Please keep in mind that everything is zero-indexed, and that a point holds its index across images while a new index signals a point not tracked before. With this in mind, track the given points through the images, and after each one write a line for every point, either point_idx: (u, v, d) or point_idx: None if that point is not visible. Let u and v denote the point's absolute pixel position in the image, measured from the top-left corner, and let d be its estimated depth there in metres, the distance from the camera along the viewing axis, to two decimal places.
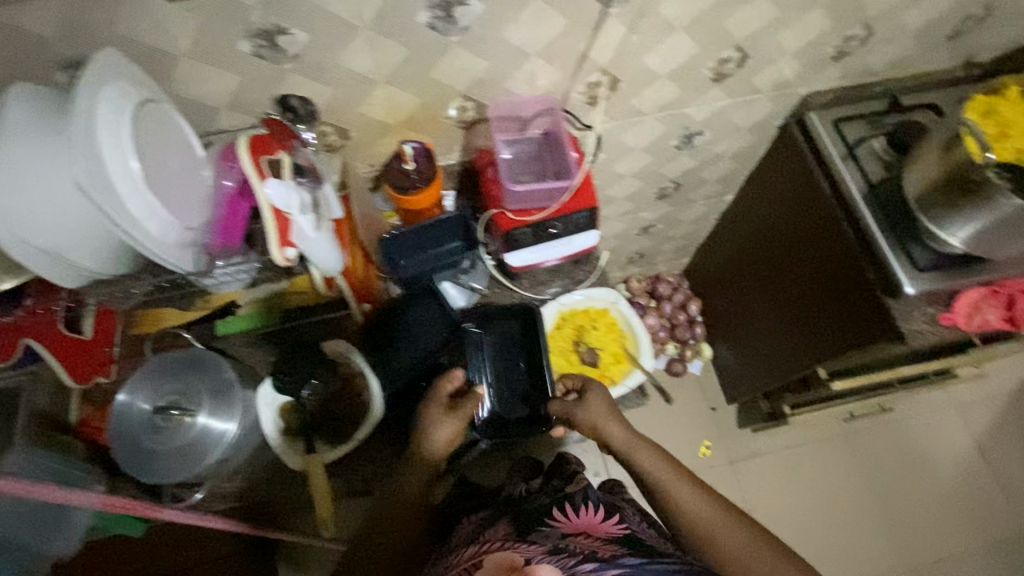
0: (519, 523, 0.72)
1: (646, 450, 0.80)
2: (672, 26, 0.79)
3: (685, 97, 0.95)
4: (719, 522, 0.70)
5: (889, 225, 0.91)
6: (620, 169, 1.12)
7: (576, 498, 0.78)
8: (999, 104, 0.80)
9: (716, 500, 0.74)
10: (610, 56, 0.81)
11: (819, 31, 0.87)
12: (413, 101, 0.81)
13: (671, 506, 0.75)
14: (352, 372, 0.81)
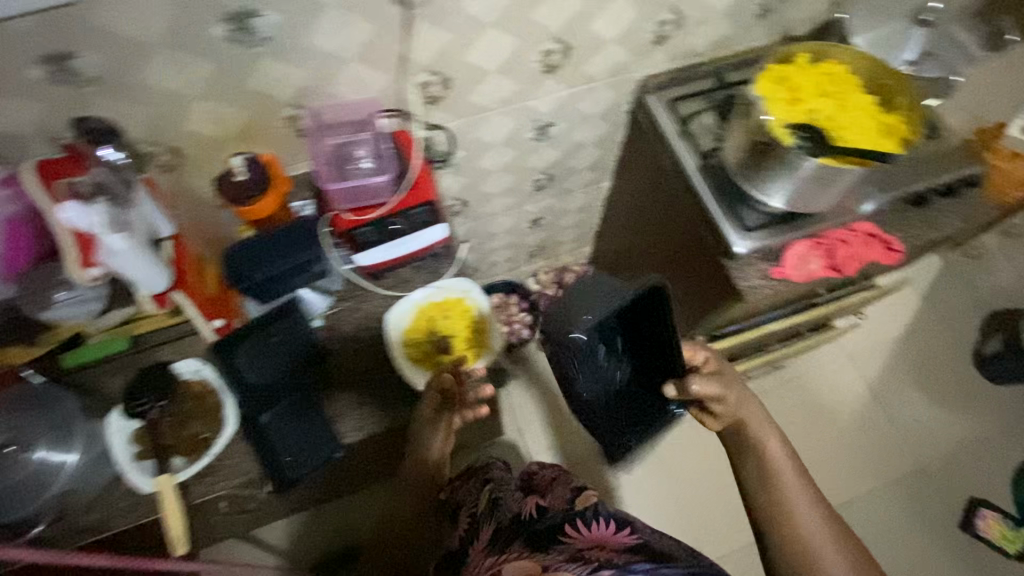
0: (523, 537, 0.66)
1: (772, 448, 0.76)
2: (480, 23, 0.83)
3: (523, 90, 1.00)
4: (823, 541, 0.67)
5: (720, 191, 0.97)
6: (485, 165, 1.16)
7: (587, 511, 0.66)
8: (791, 72, 0.87)
9: (832, 519, 0.69)
10: (432, 55, 0.85)
11: (630, 18, 0.93)
12: (240, 114, 0.82)
13: (779, 514, 0.70)
14: (205, 388, 0.85)
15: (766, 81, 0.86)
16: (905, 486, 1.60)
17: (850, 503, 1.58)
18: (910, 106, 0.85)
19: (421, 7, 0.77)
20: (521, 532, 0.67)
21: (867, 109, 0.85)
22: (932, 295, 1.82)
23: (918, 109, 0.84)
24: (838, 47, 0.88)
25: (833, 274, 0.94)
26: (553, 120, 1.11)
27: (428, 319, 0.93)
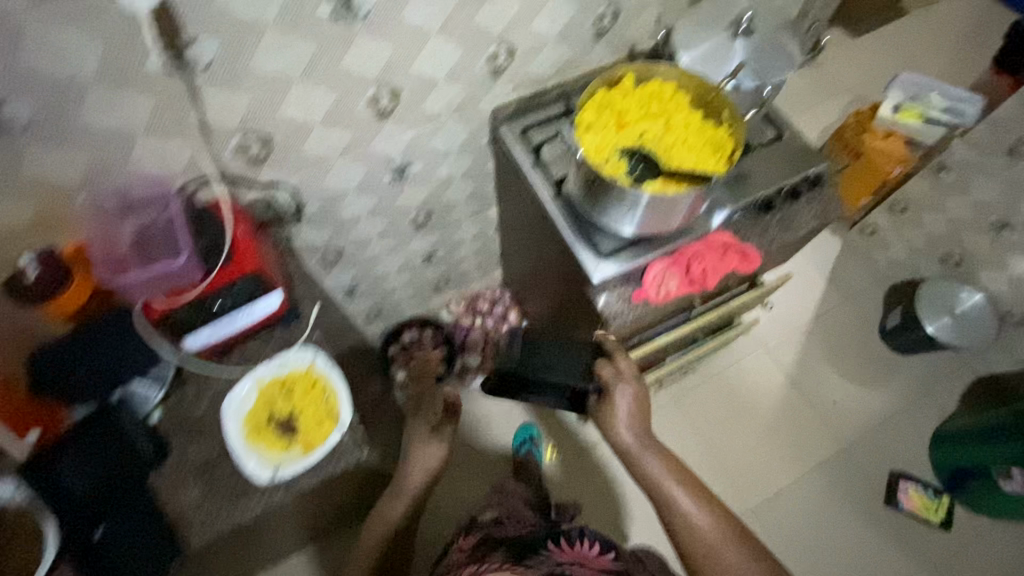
0: (516, 551, 0.94)
1: (660, 469, 0.90)
2: (281, 81, 0.78)
3: (361, 138, 0.95)
4: (716, 542, 0.81)
5: (574, 219, 0.95)
6: (348, 212, 1.11)
7: (567, 536, 0.99)
8: (610, 99, 0.86)
9: (716, 513, 0.85)
10: (237, 117, 0.79)
11: (455, 57, 0.90)
12: (27, 205, 0.74)
13: (680, 520, 0.84)
14: (22, 515, 0.72)
15: (584, 111, 0.85)
16: (832, 470, 1.62)
17: (779, 493, 1.59)
18: (728, 118, 0.84)
19: (202, 74, 0.71)
20: (527, 544, 0.97)
21: (687, 129, 0.85)
22: (837, 274, 1.86)
23: (739, 122, 0.83)
24: (656, 66, 0.87)
25: (691, 290, 0.94)
26: (408, 161, 1.07)
27: (270, 399, 0.82)
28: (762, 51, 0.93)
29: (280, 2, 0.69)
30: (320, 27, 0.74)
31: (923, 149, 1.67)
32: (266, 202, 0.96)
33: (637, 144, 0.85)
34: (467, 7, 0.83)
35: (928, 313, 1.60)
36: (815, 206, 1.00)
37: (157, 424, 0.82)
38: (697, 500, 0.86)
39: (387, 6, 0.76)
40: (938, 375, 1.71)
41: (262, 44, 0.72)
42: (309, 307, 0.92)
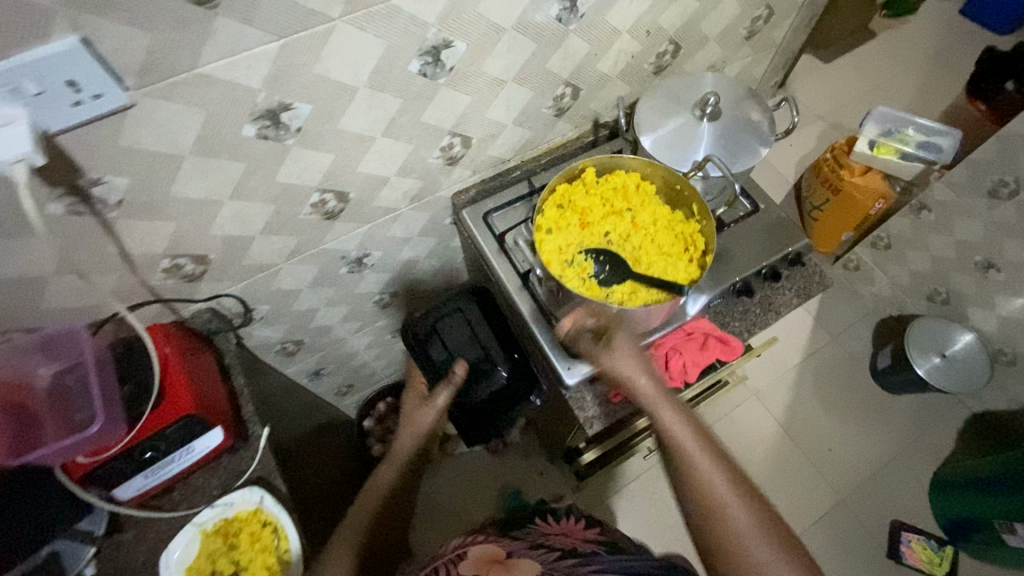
0: (507, 526, 0.86)
1: (683, 429, 0.67)
2: (210, 202, 0.71)
3: (309, 240, 0.88)
4: (753, 537, 0.58)
5: (542, 314, 0.89)
6: (305, 307, 1.04)
7: (557, 513, 0.90)
8: (569, 195, 0.81)
9: (753, 499, 0.62)
10: (163, 243, 0.72)
11: (405, 152, 0.83)
12: None
13: (703, 499, 0.62)
14: None
15: (542, 210, 0.80)
16: (830, 524, 1.56)
17: None
18: (700, 208, 0.79)
19: (115, 209, 0.64)
20: (513, 526, 0.87)
21: (653, 224, 0.80)
22: (826, 311, 1.82)
23: (708, 216, 0.78)
24: (618, 157, 0.82)
25: (670, 388, 0.89)
26: (365, 252, 1.00)
27: (213, 551, 0.74)
28: (730, 130, 0.87)
29: (197, 131, 0.62)
30: (247, 147, 0.67)
31: (902, 184, 1.63)
32: (208, 313, 0.88)
33: (600, 243, 0.80)
34: (411, 108, 0.76)
35: (918, 355, 1.55)
36: (796, 283, 0.95)
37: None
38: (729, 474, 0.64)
39: (318, 119, 0.69)
40: (931, 414, 1.66)
41: (181, 172, 0.65)
42: (259, 430, 0.84)
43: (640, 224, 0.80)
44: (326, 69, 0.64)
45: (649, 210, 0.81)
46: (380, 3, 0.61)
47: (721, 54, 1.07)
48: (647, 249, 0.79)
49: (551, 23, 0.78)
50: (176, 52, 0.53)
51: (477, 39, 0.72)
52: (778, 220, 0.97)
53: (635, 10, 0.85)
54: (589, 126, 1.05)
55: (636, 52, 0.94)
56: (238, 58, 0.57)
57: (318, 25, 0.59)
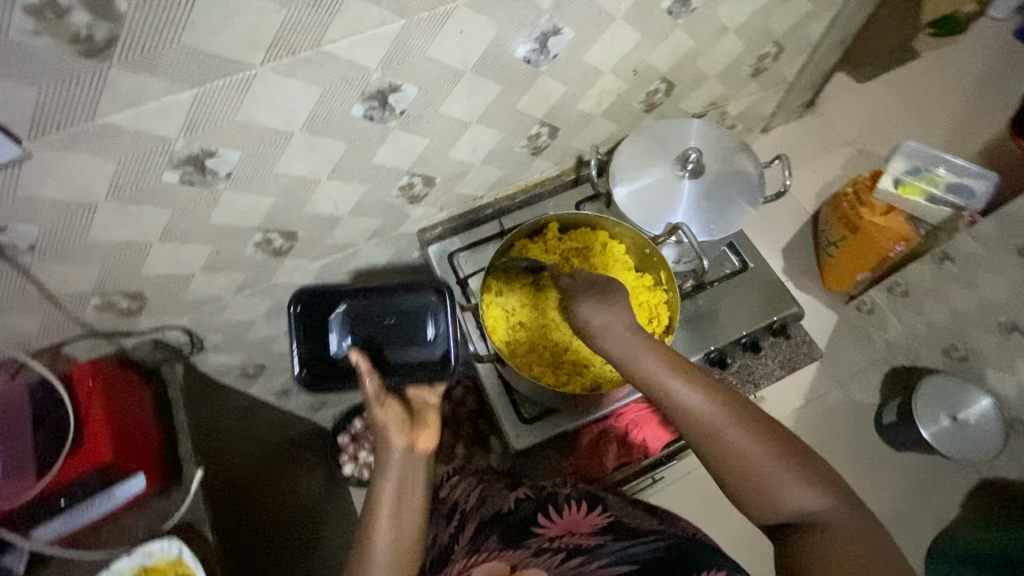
0: (507, 535, 0.70)
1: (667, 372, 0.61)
2: (138, 245, 0.67)
3: (258, 276, 0.84)
4: (758, 459, 0.56)
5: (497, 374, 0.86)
6: (261, 335, 1.00)
7: (559, 499, 0.75)
8: (527, 250, 0.81)
9: (749, 419, 0.58)
10: (90, 283, 0.69)
11: (358, 194, 0.78)
12: None
13: (702, 436, 0.58)
14: None
15: (497, 264, 0.81)
16: None
17: None
18: (668, 277, 0.79)
19: (29, 255, 0.61)
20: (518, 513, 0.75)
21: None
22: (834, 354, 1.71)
23: (675, 287, 0.78)
24: (584, 213, 0.81)
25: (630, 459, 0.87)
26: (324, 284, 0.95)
27: None
28: (714, 190, 0.81)
29: (110, 178, 0.57)
30: (171, 193, 0.62)
31: (927, 227, 1.43)
32: (153, 344, 0.85)
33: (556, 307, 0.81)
34: (358, 151, 0.70)
35: (926, 414, 1.44)
36: (781, 352, 0.91)
37: None
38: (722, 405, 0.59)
39: (248, 164, 0.64)
40: (938, 475, 1.51)
41: (99, 218, 0.61)
42: (194, 471, 0.80)
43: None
44: (251, 116, 0.58)
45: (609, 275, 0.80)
46: (308, 49, 0.55)
47: (722, 92, 1.00)
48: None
49: (518, 65, 0.70)
50: (69, 104, 0.49)
51: (429, 83, 0.66)
52: (770, 283, 0.90)
53: (619, 49, 0.77)
54: (572, 163, 0.98)
55: (621, 92, 0.86)
56: (145, 109, 0.52)
57: (235, 73, 0.53)
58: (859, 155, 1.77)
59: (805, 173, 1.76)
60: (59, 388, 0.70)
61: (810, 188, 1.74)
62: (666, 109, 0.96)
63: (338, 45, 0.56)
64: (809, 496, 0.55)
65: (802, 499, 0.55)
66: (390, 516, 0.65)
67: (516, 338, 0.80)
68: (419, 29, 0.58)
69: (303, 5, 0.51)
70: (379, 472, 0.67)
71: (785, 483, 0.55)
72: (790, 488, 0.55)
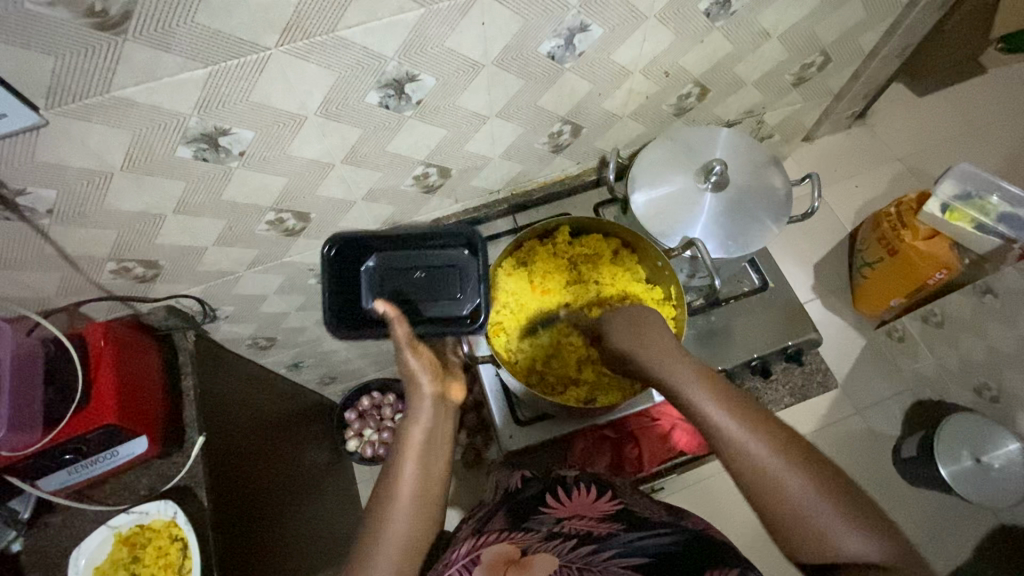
0: (514, 513, 0.71)
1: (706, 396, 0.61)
2: (151, 215, 0.68)
3: (270, 252, 0.85)
4: (804, 496, 0.53)
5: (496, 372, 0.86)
6: (272, 310, 1.01)
7: (568, 483, 0.75)
8: (536, 254, 0.83)
9: (798, 453, 0.56)
10: (107, 249, 0.71)
11: (371, 180, 0.77)
12: None
13: (742, 467, 0.56)
14: None
15: (505, 264, 0.83)
16: None
17: None
18: (678, 295, 0.77)
19: (46, 218, 0.62)
20: (525, 496, 0.74)
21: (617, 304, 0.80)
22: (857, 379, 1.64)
23: (683, 304, 0.76)
24: (597, 219, 0.82)
25: (623, 469, 0.86)
26: None
27: (125, 560, 0.75)
28: (739, 203, 0.78)
29: (125, 150, 0.58)
30: (185, 168, 0.63)
31: (972, 256, 1.32)
32: (167, 310, 0.87)
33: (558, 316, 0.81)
34: (373, 139, 0.70)
35: (947, 453, 1.34)
36: (792, 379, 0.88)
37: (18, 553, 0.75)
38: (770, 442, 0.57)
39: (261, 146, 0.64)
40: (953, 516, 1.42)
41: (115, 187, 0.62)
42: (196, 437, 0.82)
43: (604, 299, 0.80)
44: (266, 96, 0.58)
45: (616, 288, 0.81)
46: (324, 33, 0.54)
47: (761, 100, 0.96)
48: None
49: (541, 60, 0.68)
50: (85, 75, 0.49)
51: (448, 75, 0.64)
52: (789, 304, 0.86)
53: (650, 50, 0.74)
54: (594, 163, 0.96)
55: (650, 94, 0.82)
56: (159, 84, 0.52)
57: (249, 53, 0.53)
58: (907, 173, 1.67)
59: (848, 188, 1.67)
60: (69, 350, 0.73)
61: (851, 204, 1.66)
62: (699, 114, 0.92)
63: (355, 30, 0.55)
64: (864, 545, 0.50)
65: (852, 545, 0.51)
66: (417, 458, 0.66)
67: (515, 341, 0.80)
68: (438, 17, 0.57)
69: None
70: (411, 417, 0.69)
71: (835, 525, 0.51)
72: (840, 531, 0.51)
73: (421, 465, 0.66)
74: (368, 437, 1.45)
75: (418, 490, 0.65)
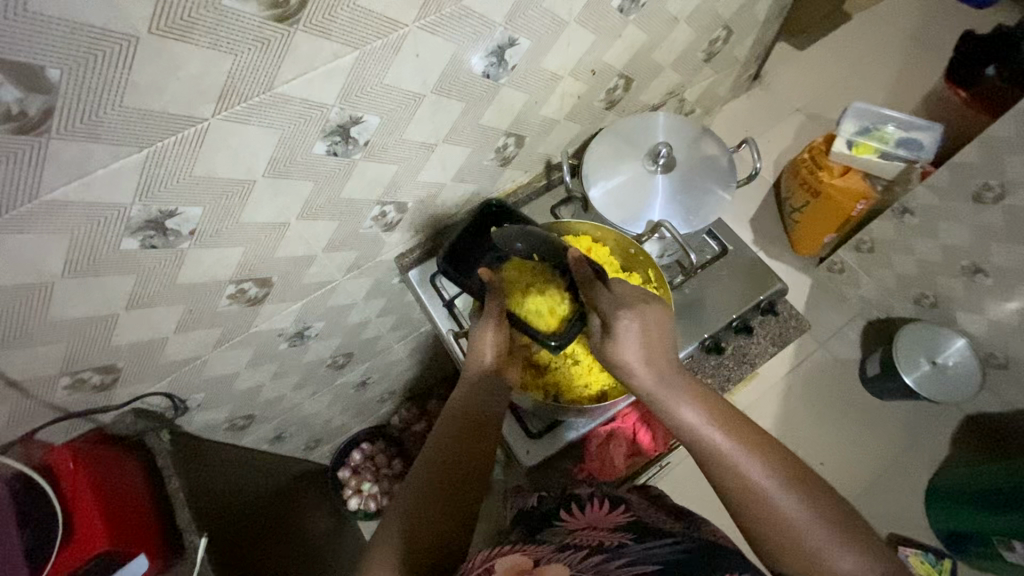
0: (530, 530, 0.69)
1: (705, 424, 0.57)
2: (102, 317, 0.62)
3: (235, 327, 0.80)
4: (811, 531, 0.50)
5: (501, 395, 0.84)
6: (244, 386, 0.95)
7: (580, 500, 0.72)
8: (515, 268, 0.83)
9: (802, 485, 0.53)
10: (56, 365, 0.64)
11: (330, 230, 0.75)
12: None
13: (745, 497, 0.53)
14: None
15: None
16: None
17: None
18: (658, 278, 0.78)
19: None
20: (532, 521, 0.71)
21: None
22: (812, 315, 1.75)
23: (664, 285, 0.77)
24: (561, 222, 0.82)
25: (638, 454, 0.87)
26: (305, 325, 0.91)
27: None
28: (688, 179, 0.83)
29: (65, 254, 0.53)
30: (132, 261, 0.59)
31: (884, 183, 1.44)
32: (134, 415, 0.80)
33: None
34: (325, 188, 0.68)
35: (906, 361, 1.44)
36: (770, 330, 0.92)
37: None
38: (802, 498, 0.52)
39: (211, 221, 0.61)
40: (926, 419, 1.53)
41: (57, 296, 0.56)
42: (196, 540, 0.75)
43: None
44: (210, 167, 0.55)
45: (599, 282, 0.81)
46: (261, 93, 0.52)
47: (679, 80, 1.01)
48: None
49: (477, 80, 0.69)
50: (9, 186, 0.45)
51: (390, 110, 0.64)
52: (751, 263, 0.91)
53: (575, 53, 0.76)
54: (541, 169, 0.97)
55: (581, 92, 0.85)
56: (92, 178, 0.49)
57: (185, 128, 0.50)
58: (810, 120, 1.81)
59: (764, 144, 1.79)
60: (42, 481, 0.67)
61: (770, 158, 1.78)
62: (628, 103, 0.96)
63: (292, 84, 0.53)
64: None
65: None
66: (461, 420, 0.66)
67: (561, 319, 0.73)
68: (373, 58, 0.56)
69: (250, 49, 0.48)
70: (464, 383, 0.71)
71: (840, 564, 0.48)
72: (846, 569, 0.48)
73: (463, 431, 0.65)
74: (368, 491, 1.39)
75: (449, 453, 0.63)
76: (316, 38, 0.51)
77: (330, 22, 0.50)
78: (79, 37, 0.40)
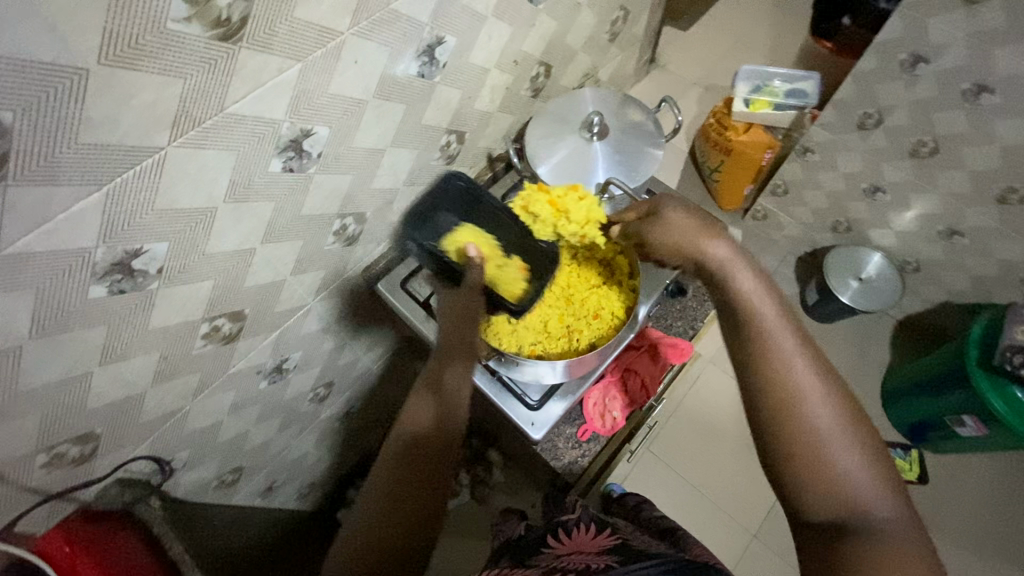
0: (520, 555, 0.74)
1: (764, 303, 0.59)
2: (76, 377, 0.60)
3: (212, 371, 0.78)
4: (825, 427, 0.52)
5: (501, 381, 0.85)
6: (228, 436, 0.92)
7: (568, 526, 0.78)
8: None
9: (838, 397, 0.54)
10: (31, 442, 0.60)
11: (296, 250, 0.75)
12: None
13: (773, 367, 0.55)
14: None
15: None
16: None
17: (765, 522, 1.40)
18: None
19: None
20: (520, 552, 0.76)
21: (569, 261, 0.89)
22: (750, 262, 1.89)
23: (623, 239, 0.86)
24: None
25: (636, 402, 0.94)
26: (283, 357, 0.90)
27: None
28: (621, 143, 0.91)
29: (34, 310, 0.51)
30: (101, 310, 0.57)
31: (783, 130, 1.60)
32: (118, 485, 0.75)
33: None
34: (285, 207, 0.68)
35: (837, 282, 1.58)
36: None
37: None
38: (832, 396, 0.54)
39: (178, 257, 0.60)
40: (867, 332, 1.69)
41: (27, 360, 0.54)
42: None
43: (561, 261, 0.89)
44: (172, 199, 0.55)
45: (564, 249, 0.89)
46: (214, 114, 0.53)
47: (590, 62, 1.10)
48: (568, 288, 0.87)
49: (414, 81, 0.72)
50: None
51: (338, 120, 0.66)
52: None
53: (496, 46, 0.82)
54: (484, 163, 1.01)
55: (508, 83, 0.90)
56: (54, 225, 0.48)
57: (143, 159, 0.50)
58: (708, 90, 1.98)
59: None
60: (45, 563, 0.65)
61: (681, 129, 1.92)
62: (551, 89, 1.03)
63: (242, 104, 0.55)
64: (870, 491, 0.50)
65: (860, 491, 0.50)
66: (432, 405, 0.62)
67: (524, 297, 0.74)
68: (316, 68, 0.59)
69: (198, 70, 0.49)
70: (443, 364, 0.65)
71: (846, 467, 0.51)
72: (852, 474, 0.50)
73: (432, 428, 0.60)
74: None
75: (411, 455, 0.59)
76: (260, 53, 0.53)
77: (270, 37, 0.52)
78: (26, 73, 0.40)
